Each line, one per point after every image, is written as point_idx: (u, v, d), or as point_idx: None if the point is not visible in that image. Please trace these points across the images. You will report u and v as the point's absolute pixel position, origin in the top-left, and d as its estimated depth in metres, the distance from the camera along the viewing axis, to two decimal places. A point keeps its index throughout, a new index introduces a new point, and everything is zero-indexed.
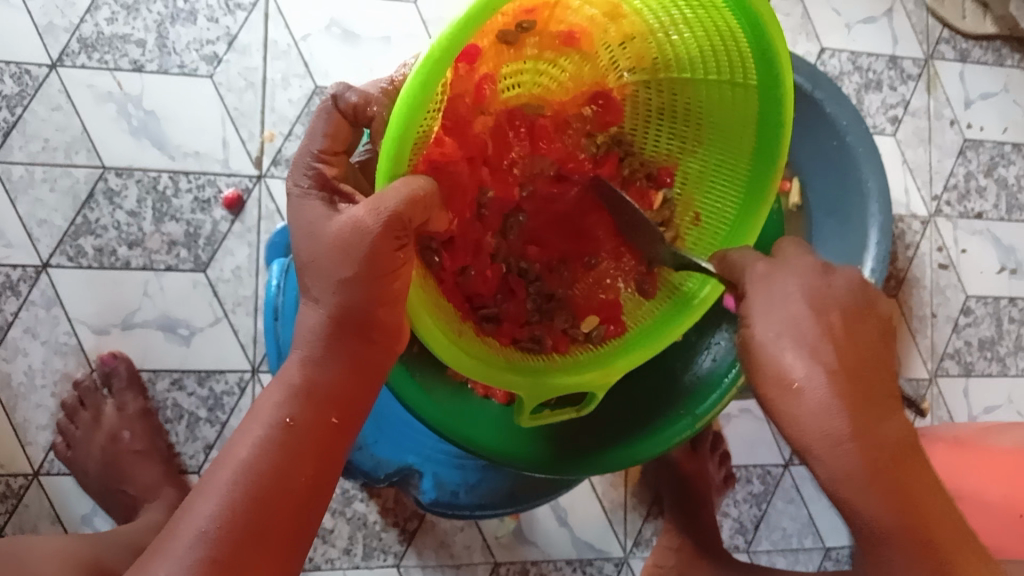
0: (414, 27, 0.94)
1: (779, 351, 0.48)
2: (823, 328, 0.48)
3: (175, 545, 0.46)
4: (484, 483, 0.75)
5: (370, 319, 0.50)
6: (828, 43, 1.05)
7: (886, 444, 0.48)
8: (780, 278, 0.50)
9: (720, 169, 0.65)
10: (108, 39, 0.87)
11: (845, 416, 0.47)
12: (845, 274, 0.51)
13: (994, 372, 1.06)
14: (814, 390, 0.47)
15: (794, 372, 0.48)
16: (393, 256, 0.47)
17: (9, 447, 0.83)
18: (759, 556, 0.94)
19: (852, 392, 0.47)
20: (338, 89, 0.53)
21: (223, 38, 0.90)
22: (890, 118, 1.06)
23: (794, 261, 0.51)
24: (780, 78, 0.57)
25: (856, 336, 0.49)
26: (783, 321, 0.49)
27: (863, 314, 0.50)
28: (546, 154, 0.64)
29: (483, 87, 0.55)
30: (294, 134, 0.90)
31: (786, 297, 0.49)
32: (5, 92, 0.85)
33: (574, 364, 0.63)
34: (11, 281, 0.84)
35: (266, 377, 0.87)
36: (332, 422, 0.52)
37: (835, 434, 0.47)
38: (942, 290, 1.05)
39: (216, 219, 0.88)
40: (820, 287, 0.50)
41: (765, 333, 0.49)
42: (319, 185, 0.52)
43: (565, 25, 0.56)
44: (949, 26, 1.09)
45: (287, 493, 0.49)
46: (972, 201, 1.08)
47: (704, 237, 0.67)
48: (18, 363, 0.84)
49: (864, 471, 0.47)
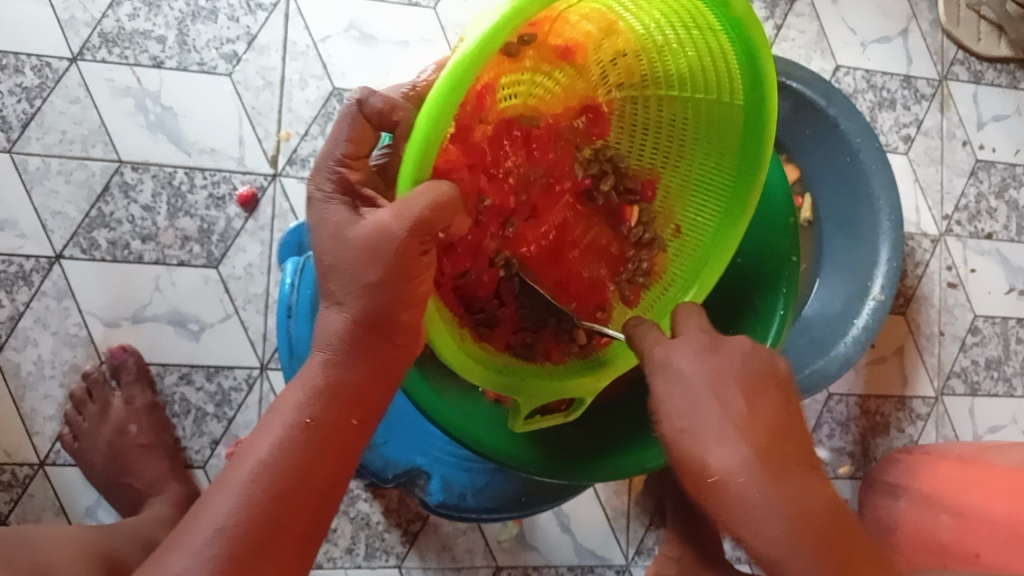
0: (430, 32, 0.95)
1: (688, 441, 0.50)
2: (731, 408, 0.50)
3: (190, 540, 0.47)
4: (491, 486, 0.75)
5: (393, 322, 0.50)
6: (842, 60, 1.05)
7: (807, 510, 0.49)
8: (679, 365, 0.52)
9: (700, 183, 0.66)
10: (128, 35, 0.88)
11: (767, 491, 0.48)
12: (741, 346, 0.53)
13: (1001, 392, 1.06)
14: (729, 474, 0.49)
15: (712, 462, 0.49)
16: (418, 261, 0.48)
17: (15, 437, 0.83)
18: (761, 568, 0.94)
19: (772, 467, 0.49)
20: (363, 94, 0.50)
21: (242, 37, 0.90)
22: (902, 136, 1.06)
23: (689, 345, 0.53)
24: (765, 102, 0.59)
25: (765, 408, 0.51)
26: (688, 410, 0.50)
27: (764, 384, 0.52)
28: (538, 164, 0.63)
29: (484, 96, 0.53)
30: (310, 134, 0.91)
31: (687, 384, 0.51)
32: (25, 84, 0.86)
33: (564, 370, 0.63)
34: (24, 272, 0.84)
35: (275, 373, 0.87)
36: (353, 424, 0.52)
37: (760, 511, 0.48)
38: (949, 308, 1.05)
39: (230, 216, 0.88)
40: (720, 363, 0.52)
41: (673, 424, 0.51)
42: (342, 191, 0.51)
43: (563, 39, 0.55)
44: (964, 47, 1.09)
45: (307, 490, 0.49)
46: (982, 221, 1.08)
47: (684, 249, 0.68)
48: (28, 353, 0.84)
49: (799, 538, 0.48)
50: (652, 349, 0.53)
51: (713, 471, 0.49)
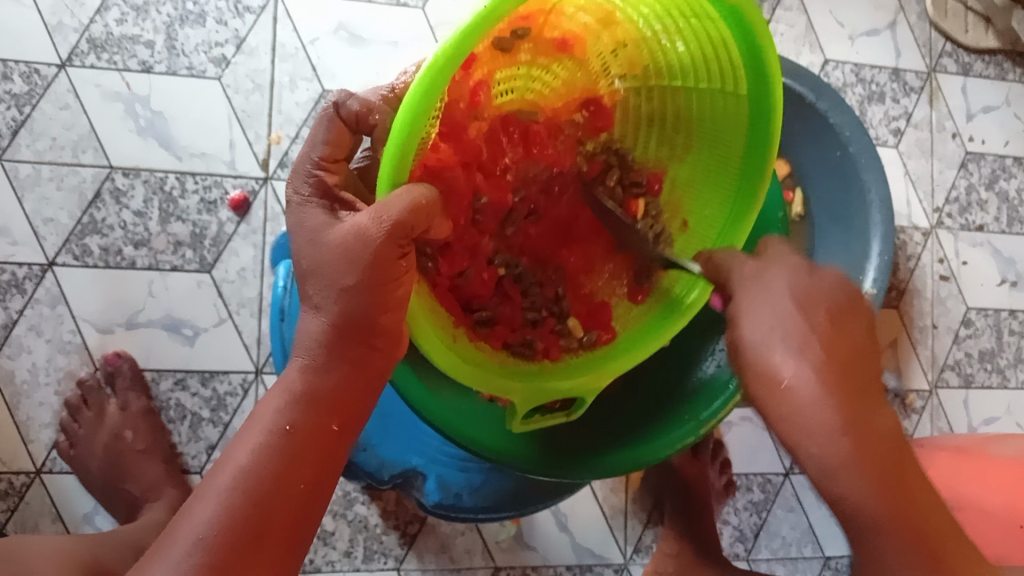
0: (420, 31, 0.95)
1: (769, 351, 0.49)
2: (811, 325, 0.49)
3: (172, 550, 0.47)
4: (488, 484, 0.75)
5: (373, 326, 0.50)
6: (831, 54, 1.06)
7: (874, 440, 0.47)
8: (767, 279, 0.51)
9: (707, 175, 0.67)
10: (116, 40, 0.88)
11: (837, 410, 0.47)
12: (833, 274, 0.53)
13: (994, 384, 1.06)
14: (806, 388, 0.47)
15: (785, 370, 0.48)
16: (395, 263, 0.48)
17: (11, 445, 0.83)
18: (759, 564, 0.94)
19: (844, 388, 0.47)
20: (340, 97, 0.53)
21: (231, 40, 0.90)
22: (892, 129, 1.07)
23: (778, 265, 0.52)
24: (771, 91, 0.58)
25: (845, 333, 0.50)
26: (774, 320, 0.49)
27: (845, 311, 0.51)
28: (537, 159, 0.64)
29: (478, 92, 0.54)
30: (300, 137, 0.91)
31: (774, 295, 0.50)
32: (14, 91, 0.86)
33: (565, 368, 0.63)
34: (17, 279, 0.84)
35: (270, 378, 0.87)
36: (333, 430, 0.52)
37: (831, 431, 0.47)
38: (943, 301, 1.05)
39: (222, 221, 0.88)
40: (807, 283, 0.51)
41: (754, 334, 0.49)
42: (320, 193, 0.52)
43: (560, 31, 0.56)
44: (951, 39, 1.10)
45: (287, 498, 0.49)
46: (973, 213, 1.08)
47: (692, 242, 0.67)
48: (22, 361, 0.84)
49: (858, 463, 0.47)
50: (743, 265, 0.53)
51: (786, 380, 0.48)
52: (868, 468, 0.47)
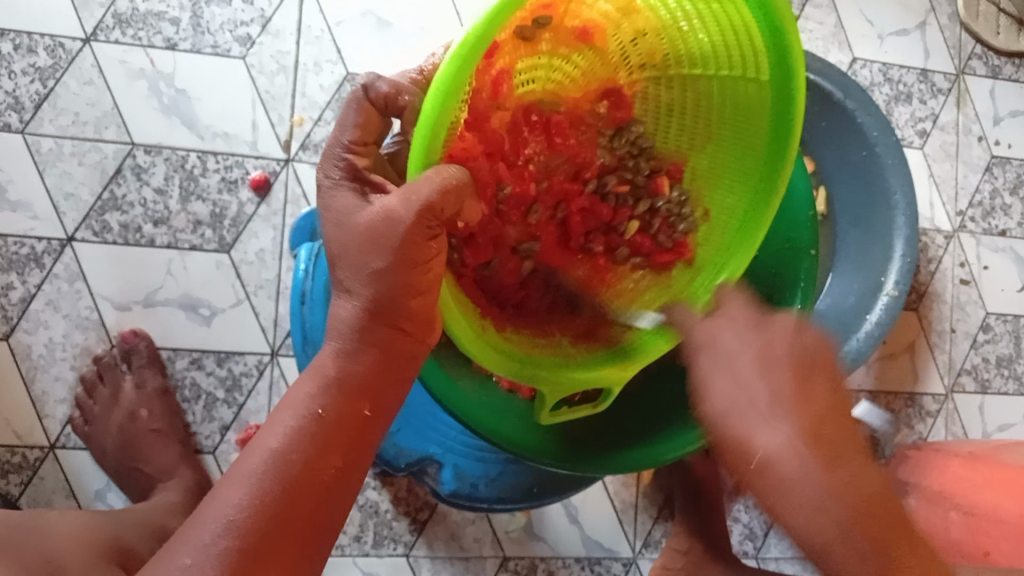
0: (447, 19, 0.94)
1: (736, 422, 0.54)
2: (777, 389, 0.54)
3: (200, 533, 0.47)
4: (504, 477, 0.75)
5: (405, 310, 0.49)
6: (860, 52, 1.04)
7: (853, 490, 0.51)
8: (727, 346, 0.56)
9: (730, 164, 0.65)
10: (142, 16, 0.87)
11: (809, 471, 0.51)
12: (785, 324, 0.58)
13: (1011, 391, 1.05)
14: (773, 451, 0.52)
15: (757, 440, 0.53)
16: (427, 246, 0.48)
17: (26, 418, 0.83)
18: (768, 562, 0.94)
19: (809, 445, 0.52)
20: (369, 79, 0.52)
21: (257, 20, 0.90)
22: (918, 131, 1.05)
23: (732, 323, 0.58)
24: (792, 75, 0.57)
25: (810, 393, 0.54)
26: (738, 389, 0.55)
27: (810, 370, 0.55)
28: (560, 151, 0.64)
29: (500, 82, 0.54)
30: (323, 119, 0.90)
31: (735, 366, 0.55)
32: (38, 64, 0.85)
33: (592, 359, 0.61)
34: (36, 254, 0.84)
35: (285, 360, 0.87)
36: (364, 415, 0.51)
37: (811, 493, 0.51)
38: (962, 306, 1.04)
39: (242, 201, 0.88)
40: (768, 346, 0.56)
41: (723, 405, 0.54)
42: (350, 176, 0.51)
43: (580, 20, 0.56)
44: (982, 41, 1.08)
45: (318, 487, 0.49)
46: (996, 218, 1.07)
47: (713, 232, 0.66)
48: (39, 336, 0.84)
49: (837, 518, 0.51)
50: (696, 327, 0.59)
51: (758, 448, 0.53)
52: (846, 520, 0.51)
